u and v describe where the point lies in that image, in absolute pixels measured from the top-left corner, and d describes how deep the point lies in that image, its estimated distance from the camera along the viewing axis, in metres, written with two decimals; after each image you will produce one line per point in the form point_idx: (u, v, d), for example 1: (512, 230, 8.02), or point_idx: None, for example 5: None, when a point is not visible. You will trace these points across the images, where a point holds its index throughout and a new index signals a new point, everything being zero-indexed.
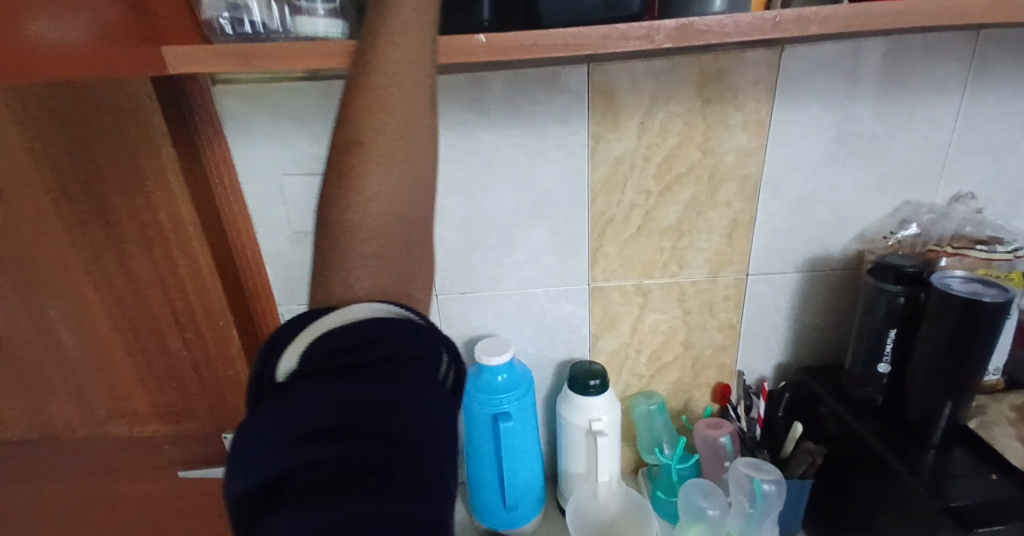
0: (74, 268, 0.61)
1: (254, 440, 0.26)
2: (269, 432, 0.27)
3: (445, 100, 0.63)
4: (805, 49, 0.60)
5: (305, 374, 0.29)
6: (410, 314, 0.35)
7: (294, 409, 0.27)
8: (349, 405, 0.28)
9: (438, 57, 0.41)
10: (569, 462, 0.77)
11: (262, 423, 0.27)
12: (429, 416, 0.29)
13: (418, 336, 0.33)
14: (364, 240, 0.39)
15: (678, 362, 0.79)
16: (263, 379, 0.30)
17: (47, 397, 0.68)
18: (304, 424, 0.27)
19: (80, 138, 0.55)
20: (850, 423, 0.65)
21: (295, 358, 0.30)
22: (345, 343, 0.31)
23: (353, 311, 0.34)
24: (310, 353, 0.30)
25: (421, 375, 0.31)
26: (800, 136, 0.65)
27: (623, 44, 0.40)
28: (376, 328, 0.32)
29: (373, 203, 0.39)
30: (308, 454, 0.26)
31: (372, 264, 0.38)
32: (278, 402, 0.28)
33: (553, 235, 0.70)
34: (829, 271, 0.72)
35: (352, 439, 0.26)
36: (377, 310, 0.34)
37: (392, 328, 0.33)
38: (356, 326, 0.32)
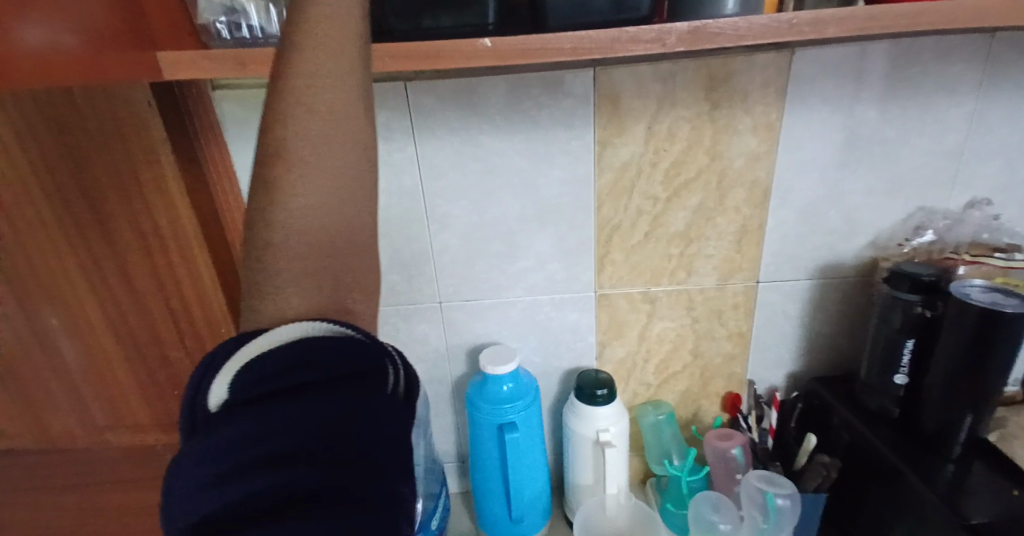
0: (72, 276, 0.59)
1: (190, 478, 0.25)
2: (205, 468, 0.25)
3: (448, 106, 0.62)
4: (815, 52, 0.59)
5: (242, 402, 0.27)
6: (352, 329, 0.34)
7: (234, 440, 0.25)
8: (296, 430, 0.26)
9: (439, 62, 0.40)
10: (577, 474, 0.75)
11: (201, 458, 0.25)
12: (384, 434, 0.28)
13: (365, 354, 0.32)
14: (292, 260, 0.37)
15: (687, 371, 0.77)
16: (195, 409, 0.28)
17: (46, 412, 0.63)
18: (247, 454, 0.25)
19: (78, 146, 0.53)
20: (864, 435, 0.63)
21: (226, 385, 0.28)
22: (283, 365, 0.29)
23: (287, 331, 0.32)
24: (241, 380, 0.28)
25: (372, 395, 0.30)
26: (811, 140, 0.64)
27: (633, 48, 0.39)
28: (315, 346, 0.30)
29: (301, 221, 0.37)
30: (249, 488, 0.24)
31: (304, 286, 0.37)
32: (215, 434, 0.26)
33: (558, 242, 0.69)
34: (841, 278, 0.71)
35: (304, 464, 0.25)
36: (313, 327, 0.32)
37: (335, 346, 0.31)
38: (293, 348, 0.30)
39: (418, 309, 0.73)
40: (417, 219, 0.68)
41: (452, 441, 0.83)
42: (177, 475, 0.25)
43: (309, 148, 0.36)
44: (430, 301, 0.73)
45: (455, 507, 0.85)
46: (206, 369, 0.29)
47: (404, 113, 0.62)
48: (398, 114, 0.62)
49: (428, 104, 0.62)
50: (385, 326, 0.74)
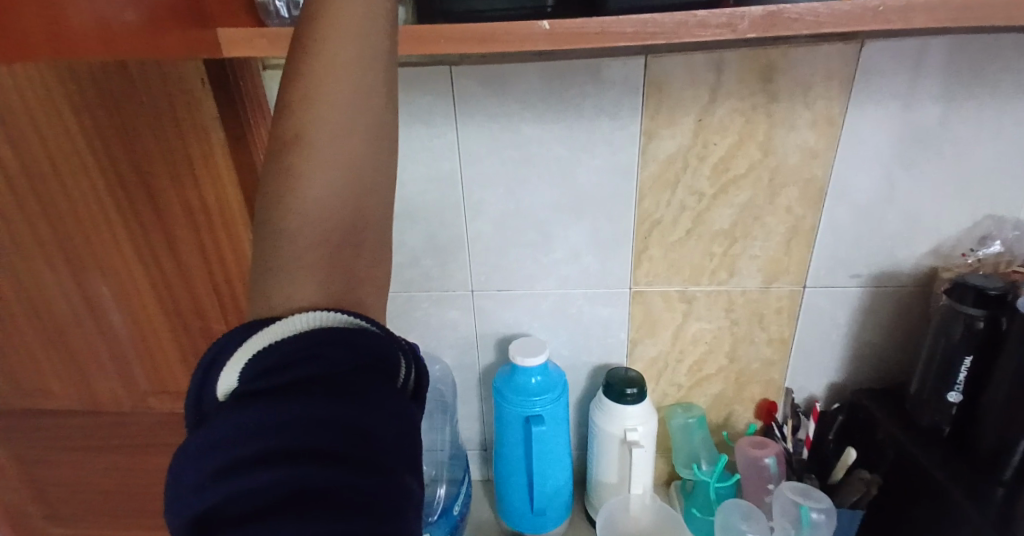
0: (124, 251, 0.60)
1: (193, 468, 0.23)
2: (206, 460, 0.22)
3: (493, 90, 0.61)
4: (886, 45, 0.56)
5: (242, 396, 0.24)
6: (366, 319, 0.28)
7: (230, 437, 0.23)
8: (293, 433, 0.22)
9: (491, 44, 0.39)
10: (602, 471, 0.74)
11: (200, 452, 0.23)
12: (395, 445, 0.24)
13: (380, 347, 0.28)
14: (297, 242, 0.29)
15: (721, 375, 0.75)
16: (203, 401, 0.26)
17: (92, 382, 0.66)
18: (241, 454, 0.22)
19: (131, 120, 0.54)
20: (912, 452, 0.60)
21: (236, 372, 0.25)
22: (285, 357, 0.25)
23: (295, 318, 0.27)
24: (250, 369, 0.25)
25: (384, 398, 0.26)
26: (874, 140, 0.61)
27: (701, 32, 0.37)
28: (326, 337, 0.26)
29: (313, 195, 0.30)
30: (246, 489, 0.21)
31: (316, 272, 0.29)
32: (213, 429, 0.23)
33: (595, 234, 0.68)
34: (897, 286, 0.67)
35: (298, 470, 0.21)
36: (324, 318, 0.27)
37: (347, 339, 0.26)
38: (299, 336, 0.26)
39: (449, 295, 0.73)
40: (455, 205, 0.68)
41: (476, 429, 0.83)
42: (180, 469, 0.23)
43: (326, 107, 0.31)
44: (462, 288, 0.73)
45: (477, 494, 0.85)
46: (213, 358, 0.26)
47: (447, 97, 0.62)
48: (442, 98, 0.62)
49: (472, 89, 0.61)
50: (417, 311, 0.75)
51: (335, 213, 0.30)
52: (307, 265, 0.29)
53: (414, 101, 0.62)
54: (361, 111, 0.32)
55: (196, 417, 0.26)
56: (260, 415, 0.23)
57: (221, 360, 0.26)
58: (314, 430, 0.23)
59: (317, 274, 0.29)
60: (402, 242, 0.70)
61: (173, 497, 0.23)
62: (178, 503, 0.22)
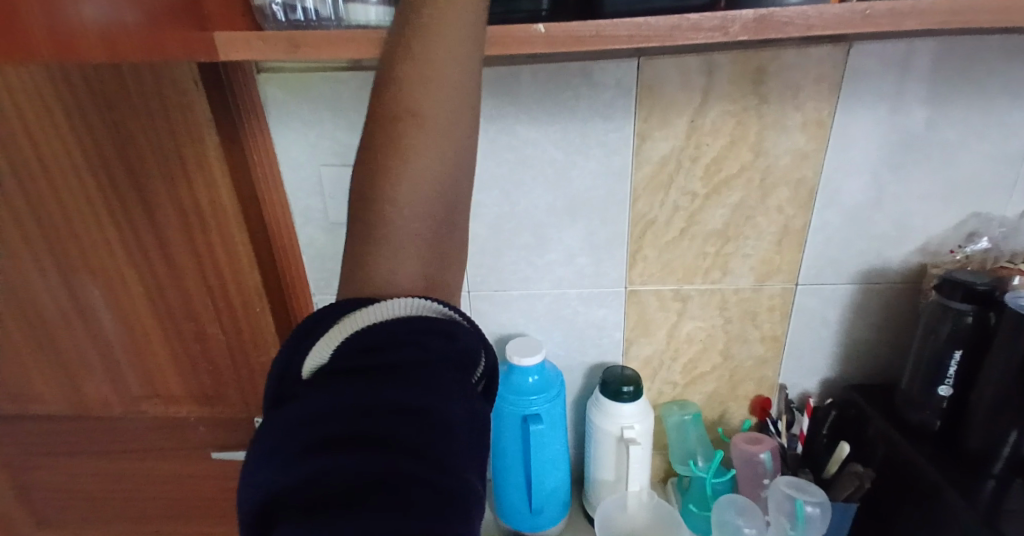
0: (115, 249, 0.62)
1: (271, 444, 0.24)
2: (284, 438, 0.24)
3: (487, 93, 0.62)
4: (874, 47, 0.57)
5: (331, 372, 0.27)
6: (454, 312, 0.32)
7: (320, 410, 0.25)
8: (383, 408, 0.24)
9: (490, 48, 0.39)
10: (599, 469, 0.75)
11: (286, 423, 0.25)
12: (470, 433, 0.26)
13: (463, 340, 0.30)
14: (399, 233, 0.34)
15: (716, 373, 0.76)
16: (283, 377, 0.28)
17: (86, 375, 0.69)
18: (331, 425, 0.24)
19: (124, 124, 0.56)
20: (902, 449, 0.61)
21: (328, 350, 0.28)
22: (383, 339, 0.28)
23: (390, 304, 0.30)
24: (345, 347, 0.27)
25: (467, 385, 0.28)
26: (863, 140, 0.61)
27: (694, 35, 0.38)
28: (420, 326, 0.29)
29: (413, 190, 0.34)
30: (319, 463, 0.22)
31: (418, 254, 0.35)
32: (303, 402, 0.25)
33: (589, 236, 0.68)
34: (886, 283, 0.69)
35: (383, 446, 0.23)
36: (421, 306, 0.31)
37: (433, 329, 0.29)
38: (397, 322, 0.29)
39: None
40: None
41: None
42: (258, 444, 0.25)
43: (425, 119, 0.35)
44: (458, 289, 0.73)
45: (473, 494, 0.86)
46: (305, 334, 0.29)
47: None
48: None
49: None
50: None
51: (431, 207, 0.35)
52: (409, 249, 0.34)
53: None
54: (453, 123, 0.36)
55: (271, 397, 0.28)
56: (353, 391, 0.25)
57: (314, 334, 0.29)
58: (403, 407, 0.25)
59: (417, 255, 0.35)
60: None
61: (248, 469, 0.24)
62: (253, 475, 0.24)
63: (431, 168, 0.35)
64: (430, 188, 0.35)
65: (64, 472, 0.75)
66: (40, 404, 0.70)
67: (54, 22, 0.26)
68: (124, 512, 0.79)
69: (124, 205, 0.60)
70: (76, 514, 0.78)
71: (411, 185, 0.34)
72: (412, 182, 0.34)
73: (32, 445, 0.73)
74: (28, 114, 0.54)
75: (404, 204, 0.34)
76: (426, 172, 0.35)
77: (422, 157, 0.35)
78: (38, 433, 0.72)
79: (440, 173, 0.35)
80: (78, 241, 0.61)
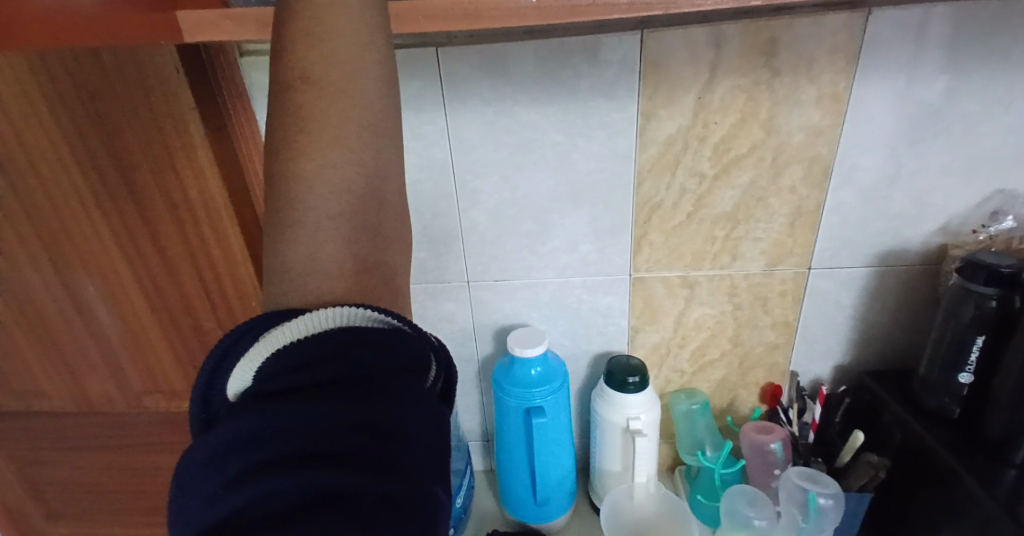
0: (108, 244, 0.60)
1: (202, 474, 0.22)
2: (215, 467, 0.22)
3: (482, 72, 0.59)
4: (893, 14, 0.53)
5: (252, 395, 0.25)
6: (398, 319, 0.30)
7: (253, 433, 0.23)
8: (323, 425, 0.23)
9: (477, 21, 0.36)
10: (605, 460, 0.73)
11: (214, 453, 0.23)
12: (428, 442, 0.25)
13: (409, 348, 0.28)
14: (312, 241, 0.33)
15: (724, 360, 0.74)
16: (212, 398, 0.26)
17: (86, 372, 0.68)
18: (266, 449, 0.22)
19: (109, 112, 0.54)
20: (918, 433, 0.59)
21: (250, 371, 0.26)
22: (314, 355, 0.26)
23: (317, 315, 0.28)
24: (267, 369, 0.25)
25: (417, 392, 0.26)
26: (880, 114, 0.58)
27: (700, 2, 0.35)
28: (357, 336, 0.27)
29: (321, 189, 0.34)
30: (256, 490, 0.21)
31: (344, 233, 0.34)
32: (230, 426, 0.23)
33: (593, 221, 0.66)
34: (905, 265, 0.66)
35: (323, 467, 0.21)
36: (353, 315, 0.29)
37: (373, 336, 0.27)
38: (325, 335, 0.27)
39: (445, 286, 0.72)
40: (447, 192, 0.66)
41: (477, 420, 0.82)
42: (188, 474, 0.23)
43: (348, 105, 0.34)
44: (458, 279, 0.71)
45: (479, 485, 0.85)
46: (224, 356, 0.27)
47: (434, 80, 0.59)
48: (430, 83, 0.59)
49: (462, 72, 0.59)
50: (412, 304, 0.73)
51: (348, 183, 0.34)
52: (315, 246, 0.33)
53: (403, 87, 0.60)
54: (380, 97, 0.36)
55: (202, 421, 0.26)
56: (287, 408, 0.23)
57: (238, 350, 0.27)
58: (343, 424, 0.23)
59: (343, 236, 0.34)
60: None
61: (179, 504, 0.22)
62: (186, 509, 0.22)
63: (340, 146, 0.34)
64: (342, 168, 0.34)
65: (69, 467, 0.75)
66: (43, 401, 0.70)
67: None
68: (131, 506, 0.78)
69: (112, 198, 0.58)
70: (87, 508, 0.78)
71: (320, 166, 0.34)
72: (320, 164, 0.34)
73: (38, 439, 0.72)
74: (16, 115, 0.52)
75: (314, 186, 0.34)
76: (331, 151, 0.34)
77: (328, 134, 0.34)
78: (41, 428, 0.71)
79: (354, 146, 0.35)
80: (67, 234, 0.59)
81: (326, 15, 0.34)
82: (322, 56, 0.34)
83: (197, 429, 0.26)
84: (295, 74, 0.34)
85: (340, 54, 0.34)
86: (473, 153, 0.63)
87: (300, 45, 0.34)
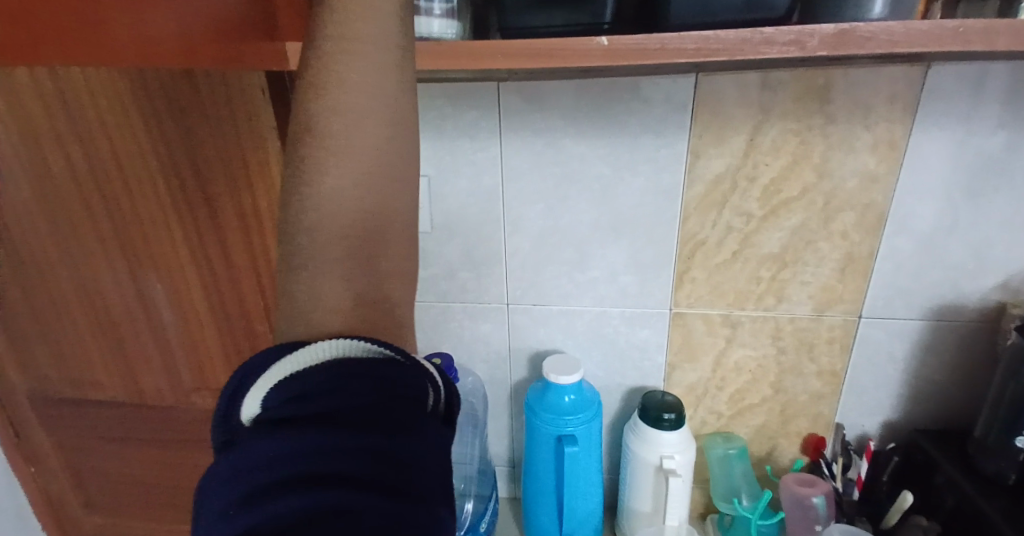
0: (180, 249, 0.64)
1: (217, 496, 0.23)
2: (228, 489, 0.23)
3: (538, 106, 0.61)
4: (953, 68, 0.54)
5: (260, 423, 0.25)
6: (391, 348, 0.30)
7: (259, 459, 0.24)
8: (326, 447, 0.24)
9: (548, 60, 0.38)
10: (635, 499, 0.71)
11: (225, 477, 0.24)
12: (427, 464, 0.25)
13: (405, 377, 0.29)
14: (319, 275, 0.35)
15: (765, 406, 0.71)
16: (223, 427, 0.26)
17: (142, 368, 0.71)
18: (276, 472, 0.23)
19: (194, 126, 0.57)
20: (971, 498, 0.56)
21: (259, 400, 0.26)
22: (315, 385, 0.27)
23: (317, 346, 0.29)
24: (271, 398, 0.26)
25: (417, 419, 0.27)
26: (938, 164, 0.57)
27: (765, 50, 0.36)
28: (352, 370, 0.28)
29: (328, 222, 0.35)
30: (268, 509, 0.22)
31: (345, 265, 0.35)
32: (237, 453, 0.24)
33: (635, 254, 0.66)
34: (961, 321, 0.63)
35: (327, 484, 0.22)
36: (349, 346, 0.30)
37: (368, 368, 0.28)
38: (325, 368, 0.28)
39: (484, 308, 0.73)
40: (494, 218, 0.68)
41: (505, 446, 0.82)
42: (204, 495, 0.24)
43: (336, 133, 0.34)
44: (497, 302, 0.72)
45: (503, 513, 0.83)
46: (234, 389, 0.27)
47: (492, 112, 0.62)
48: (487, 113, 0.63)
49: (517, 106, 0.62)
50: (450, 322, 0.75)
51: (349, 226, 0.35)
52: (323, 277, 0.35)
53: (462, 116, 0.63)
54: (370, 117, 0.35)
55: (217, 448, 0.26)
56: (292, 435, 0.24)
57: (247, 382, 0.27)
58: (343, 445, 0.24)
59: (344, 273, 0.35)
60: (439, 253, 0.71)
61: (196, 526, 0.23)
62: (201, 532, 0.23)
63: (341, 194, 0.35)
64: (346, 201, 0.35)
65: (116, 457, 0.78)
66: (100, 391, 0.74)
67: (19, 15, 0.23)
68: (164, 498, 0.81)
69: (189, 206, 0.61)
70: (124, 499, 0.82)
71: (326, 203, 0.35)
72: (322, 211, 0.35)
73: (91, 426, 0.76)
74: (110, 123, 0.56)
75: (316, 231, 0.35)
76: (333, 199, 0.35)
77: (330, 184, 0.35)
78: (96, 416, 0.75)
79: (356, 193, 0.35)
80: (144, 236, 0.63)
81: (334, 69, 0.34)
82: (326, 109, 0.34)
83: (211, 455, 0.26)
84: (304, 126, 0.34)
85: (345, 107, 0.34)
86: (521, 181, 0.65)
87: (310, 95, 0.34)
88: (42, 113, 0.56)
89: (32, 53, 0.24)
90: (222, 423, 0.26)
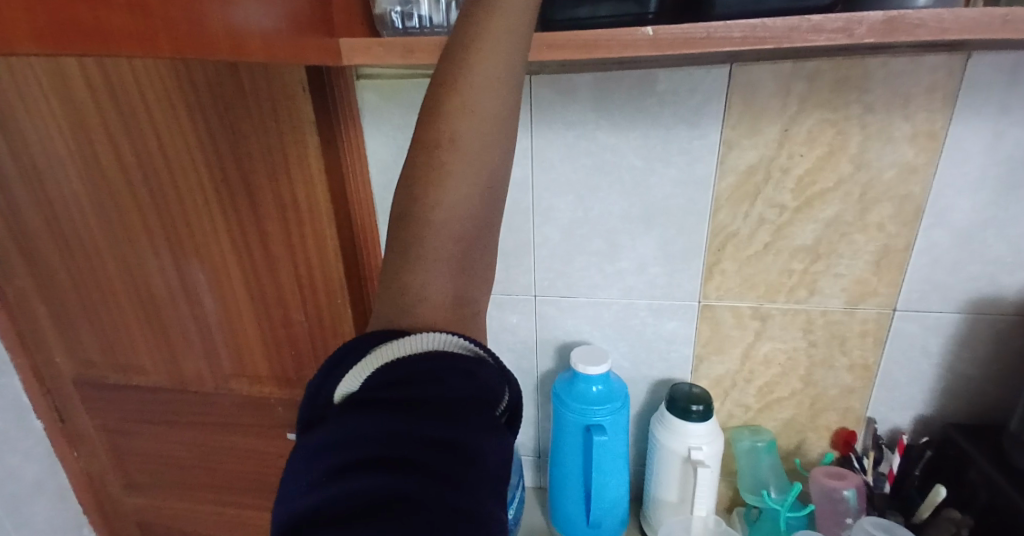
0: (223, 238, 0.66)
1: (304, 466, 0.24)
2: (316, 460, 0.24)
3: (572, 98, 0.62)
4: (996, 56, 0.53)
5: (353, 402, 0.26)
6: (482, 348, 0.30)
7: (340, 437, 0.24)
8: (405, 435, 0.24)
9: (593, 51, 0.39)
10: (662, 489, 0.72)
11: (314, 449, 0.24)
12: (495, 465, 0.25)
13: (490, 379, 0.28)
14: (428, 271, 0.32)
15: (794, 399, 0.71)
16: (318, 402, 0.27)
17: (186, 355, 0.74)
18: (359, 451, 0.23)
19: (238, 122, 0.58)
20: (1006, 493, 0.55)
21: (358, 381, 0.27)
22: (409, 374, 0.26)
23: (418, 337, 0.28)
24: (369, 381, 0.26)
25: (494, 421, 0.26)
26: (979, 154, 0.56)
27: (814, 37, 0.36)
28: (445, 364, 0.27)
29: (446, 216, 0.32)
30: (345, 485, 0.22)
31: (453, 266, 0.32)
32: (332, 428, 0.24)
33: (664, 245, 0.67)
34: (999, 315, 0.62)
35: (402, 471, 0.22)
36: (446, 341, 0.28)
37: (459, 364, 0.27)
38: (421, 358, 0.27)
39: (513, 299, 0.74)
40: (524, 209, 0.69)
41: (532, 435, 0.83)
42: (297, 461, 0.25)
43: (472, 126, 0.33)
44: (526, 292, 0.73)
45: (529, 500, 0.85)
46: (337, 363, 0.28)
47: (525, 104, 0.63)
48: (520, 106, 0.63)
49: (550, 98, 0.62)
50: None
51: (463, 224, 0.33)
52: (430, 274, 0.32)
53: None
54: (499, 119, 0.34)
55: (308, 421, 0.27)
56: (378, 418, 0.24)
57: (344, 365, 0.28)
58: (422, 436, 0.24)
59: (451, 274, 0.32)
60: None
61: (284, 490, 0.24)
62: (287, 496, 0.23)
63: (463, 206, 0.33)
64: (463, 201, 0.33)
65: (159, 440, 0.82)
66: (146, 377, 0.77)
67: (135, 12, 0.23)
68: (207, 479, 0.84)
69: (234, 197, 0.63)
70: (164, 481, 0.86)
71: (449, 197, 0.32)
72: (446, 207, 0.32)
73: (132, 411, 0.80)
74: (156, 111, 0.59)
75: (434, 224, 0.32)
76: (457, 197, 0.32)
77: (462, 189, 0.33)
78: (140, 401, 0.79)
79: (476, 197, 0.33)
80: (188, 224, 0.65)
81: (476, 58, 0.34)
82: (464, 102, 0.33)
83: (304, 426, 0.27)
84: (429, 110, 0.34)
85: (483, 103, 0.33)
86: (551, 172, 0.66)
87: (449, 85, 0.34)
88: (90, 99, 0.59)
89: (105, 37, 0.22)
90: (315, 384, 0.28)
